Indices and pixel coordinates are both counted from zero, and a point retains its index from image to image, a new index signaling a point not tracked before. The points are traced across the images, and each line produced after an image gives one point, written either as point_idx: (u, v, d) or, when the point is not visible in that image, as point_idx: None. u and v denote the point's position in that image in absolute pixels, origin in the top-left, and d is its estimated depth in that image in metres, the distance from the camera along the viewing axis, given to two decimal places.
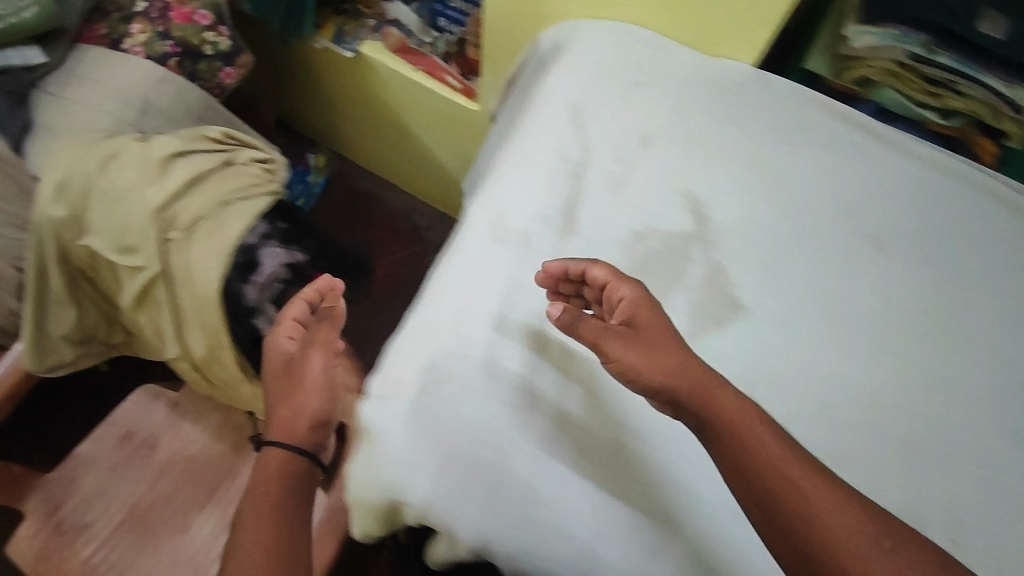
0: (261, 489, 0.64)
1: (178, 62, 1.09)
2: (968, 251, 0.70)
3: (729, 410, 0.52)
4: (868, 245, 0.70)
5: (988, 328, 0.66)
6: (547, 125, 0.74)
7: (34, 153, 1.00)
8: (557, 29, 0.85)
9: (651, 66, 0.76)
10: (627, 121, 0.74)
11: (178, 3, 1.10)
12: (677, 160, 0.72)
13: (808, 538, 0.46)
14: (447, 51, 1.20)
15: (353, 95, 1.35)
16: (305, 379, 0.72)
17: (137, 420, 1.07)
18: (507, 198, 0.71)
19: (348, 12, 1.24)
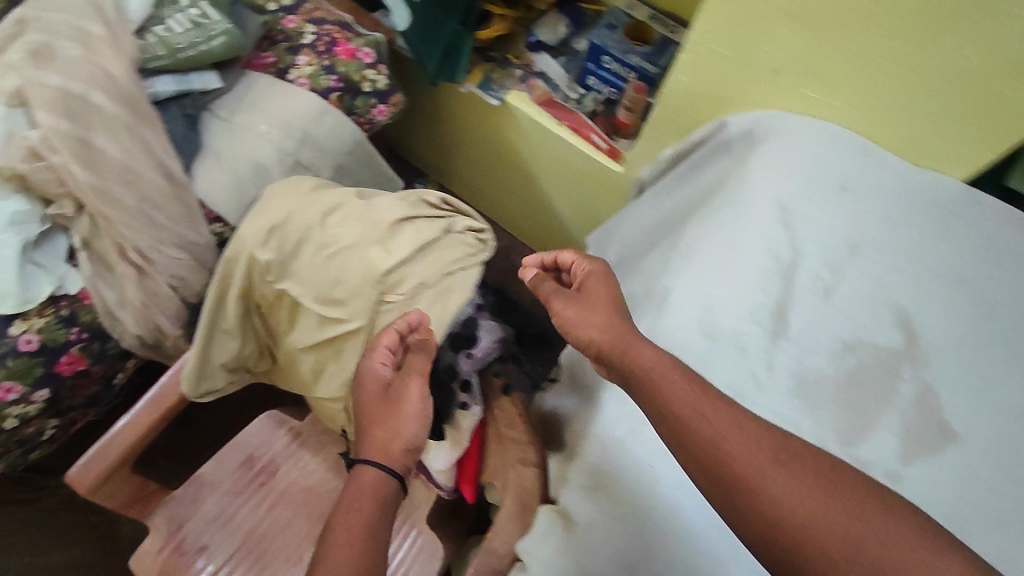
0: (353, 512, 0.58)
1: (339, 97, 1.11)
2: (932, 252, 0.73)
3: (644, 362, 0.58)
4: (826, 249, 0.73)
5: (945, 324, 0.70)
6: (755, 221, 0.74)
7: (200, 175, 1.01)
8: (751, 116, 0.85)
9: (859, 172, 0.76)
10: (834, 227, 0.74)
11: (345, 39, 1.12)
12: (884, 272, 0.72)
13: (734, 480, 0.50)
14: (594, 109, 1.23)
15: (482, 138, 1.36)
16: (401, 406, 0.64)
17: (261, 446, 1.08)
18: (715, 291, 0.71)
19: (497, 59, 1.27)
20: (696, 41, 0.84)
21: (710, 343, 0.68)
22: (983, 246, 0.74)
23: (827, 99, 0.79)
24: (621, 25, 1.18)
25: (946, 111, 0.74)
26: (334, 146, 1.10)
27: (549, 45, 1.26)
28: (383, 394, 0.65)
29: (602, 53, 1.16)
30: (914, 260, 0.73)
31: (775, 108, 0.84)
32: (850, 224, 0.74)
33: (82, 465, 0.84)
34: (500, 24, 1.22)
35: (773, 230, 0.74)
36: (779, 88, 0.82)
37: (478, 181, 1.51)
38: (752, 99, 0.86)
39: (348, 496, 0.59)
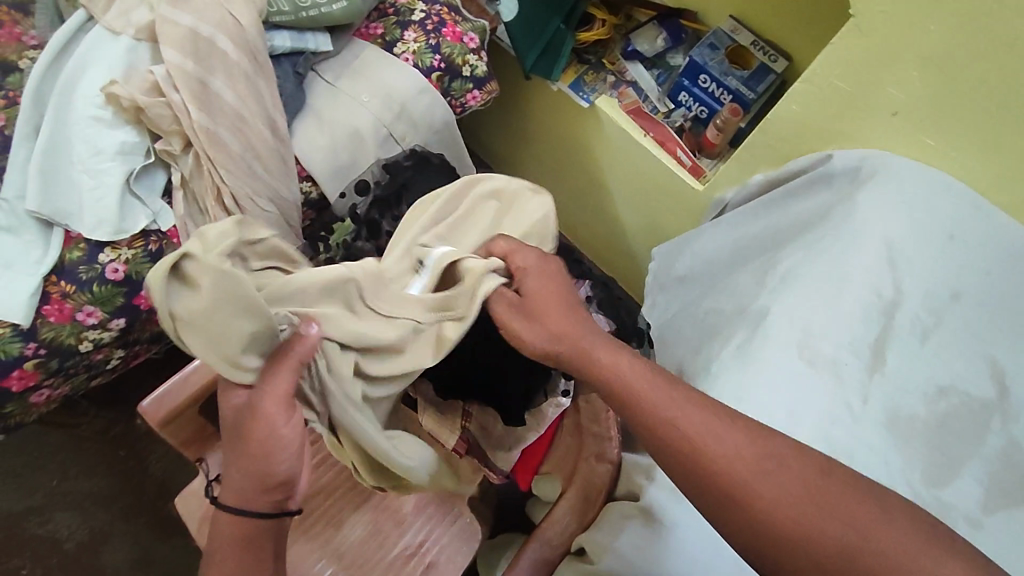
0: (227, 558, 0.59)
1: (439, 77, 1.12)
2: (961, 266, 0.75)
3: (611, 364, 0.58)
4: (877, 245, 0.76)
5: (967, 332, 0.72)
6: (861, 258, 0.75)
7: (299, 133, 1.02)
8: (862, 154, 0.86)
9: (971, 223, 0.77)
10: (939, 274, 0.74)
11: (453, 21, 1.14)
12: (983, 324, 0.72)
13: (698, 470, 0.52)
14: (681, 125, 1.24)
15: (559, 137, 1.38)
16: (263, 450, 0.55)
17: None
18: (816, 319, 0.73)
19: (591, 62, 1.30)
20: (816, 76, 0.86)
21: (809, 369, 0.70)
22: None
23: (944, 149, 0.81)
24: (722, 47, 1.22)
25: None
26: (427, 124, 1.11)
27: (644, 56, 1.30)
28: (238, 430, 0.56)
29: (701, 71, 1.20)
30: (1016, 318, 0.73)
31: (885, 150, 0.86)
32: (955, 272, 0.75)
33: (155, 398, 0.82)
34: (601, 29, 1.28)
35: (880, 269, 0.75)
36: (897, 130, 0.84)
37: (549, 181, 1.51)
38: (863, 138, 0.87)
39: (219, 535, 0.59)
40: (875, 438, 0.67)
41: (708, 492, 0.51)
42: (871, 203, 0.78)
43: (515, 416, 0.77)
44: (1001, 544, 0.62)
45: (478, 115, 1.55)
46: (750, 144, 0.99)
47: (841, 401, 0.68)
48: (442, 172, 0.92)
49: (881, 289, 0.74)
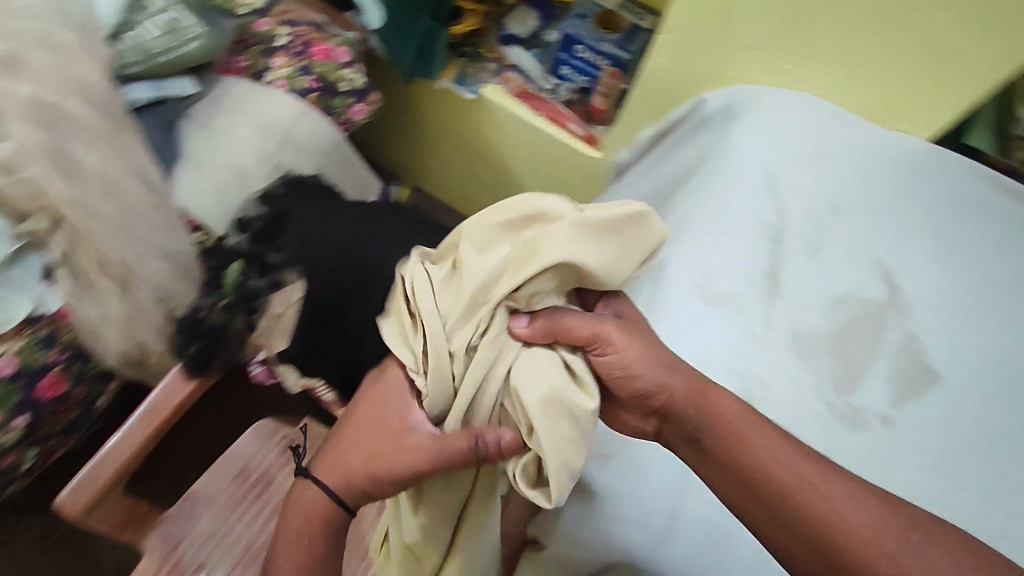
0: (288, 535, 0.59)
1: (317, 97, 1.11)
2: (835, 179, 0.78)
3: (726, 414, 0.54)
4: (758, 174, 0.78)
5: (851, 238, 0.75)
6: (743, 189, 0.78)
7: (180, 181, 0.99)
8: (728, 92, 0.89)
9: (833, 137, 0.81)
10: (817, 191, 0.77)
11: (319, 39, 1.14)
12: (866, 229, 0.75)
13: (780, 512, 0.51)
14: (568, 98, 1.26)
15: (456, 134, 1.38)
16: (391, 466, 0.55)
17: (249, 463, 0.94)
18: (710, 258, 0.74)
19: (470, 54, 1.31)
20: (673, 24, 0.89)
21: (710, 307, 0.71)
22: (952, 197, 0.78)
23: (800, 71, 0.84)
24: (591, 15, 1.23)
25: (921, 66, 0.78)
26: (313, 147, 1.09)
27: (520, 38, 1.31)
28: (395, 435, 0.56)
29: (575, 42, 1.21)
30: (893, 217, 0.76)
31: (749, 83, 0.89)
32: (831, 188, 0.78)
33: (72, 488, 0.72)
34: (470, 20, 1.27)
35: (761, 197, 0.77)
36: (755, 63, 0.87)
37: (458, 176, 1.50)
38: (732, 75, 0.90)
39: (296, 504, 0.60)
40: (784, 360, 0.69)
41: (782, 530, 0.51)
42: (747, 138, 0.81)
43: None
44: (914, 435, 0.65)
45: (375, 124, 1.53)
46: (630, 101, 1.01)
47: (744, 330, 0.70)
48: (320, 192, 0.95)
49: (765, 215, 0.76)
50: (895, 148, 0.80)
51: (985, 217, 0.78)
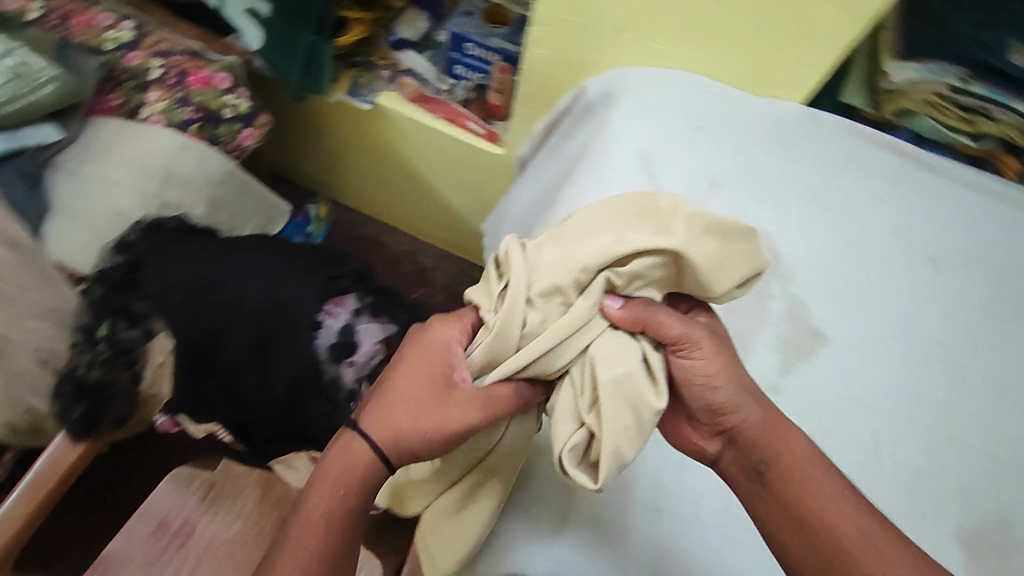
0: (318, 493, 0.56)
1: (200, 127, 1.06)
2: (712, 154, 0.77)
3: (793, 455, 0.54)
4: (636, 159, 0.76)
5: (732, 211, 0.74)
6: (621, 174, 0.75)
7: (54, 235, 0.94)
8: (605, 78, 0.88)
9: (706, 112, 0.81)
10: (695, 167, 0.76)
11: (195, 67, 1.08)
12: (747, 200, 0.75)
13: (818, 549, 0.52)
14: (466, 97, 1.24)
15: (363, 146, 1.35)
16: (441, 420, 0.55)
17: (167, 514, 0.89)
18: None
19: (362, 64, 1.27)
20: (544, 15, 0.87)
21: None
22: (828, 156, 0.79)
23: (670, 48, 0.83)
24: (478, 11, 1.22)
25: (780, 32, 0.77)
26: (201, 179, 1.05)
27: (412, 41, 1.28)
28: (444, 390, 0.56)
29: (463, 40, 1.18)
30: (772, 186, 0.76)
31: (623, 64, 0.88)
32: (710, 160, 0.77)
33: None
34: (356, 29, 1.21)
35: (640, 178, 0.74)
36: (624, 45, 0.86)
37: (371, 185, 1.46)
38: (608, 57, 0.88)
39: (329, 462, 0.57)
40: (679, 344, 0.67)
41: (813, 564, 0.52)
42: (623, 121, 0.80)
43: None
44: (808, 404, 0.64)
45: (276, 139, 1.47)
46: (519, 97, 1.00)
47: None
48: (176, 234, 0.85)
49: (644, 197, 0.74)
50: (768, 113, 0.81)
51: (861, 172, 0.78)
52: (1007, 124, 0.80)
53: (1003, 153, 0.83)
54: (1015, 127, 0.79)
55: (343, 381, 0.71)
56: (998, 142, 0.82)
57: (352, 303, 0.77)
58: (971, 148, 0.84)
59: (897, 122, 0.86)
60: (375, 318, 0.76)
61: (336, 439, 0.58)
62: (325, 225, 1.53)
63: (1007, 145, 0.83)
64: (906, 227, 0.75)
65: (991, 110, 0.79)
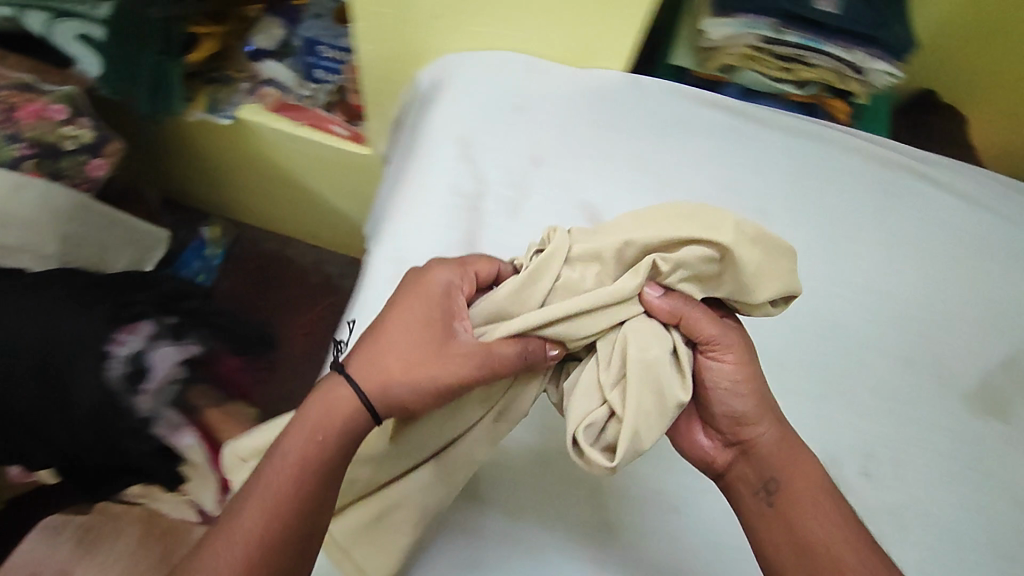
0: (299, 437, 0.50)
1: (36, 164, 1.01)
2: (532, 133, 0.77)
3: (805, 474, 0.56)
4: (454, 145, 0.75)
5: (552, 189, 0.74)
6: (437, 164, 0.74)
7: None
8: (433, 69, 0.86)
9: (524, 91, 0.80)
10: (516, 148, 0.76)
11: (25, 100, 1.02)
12: (568, 173, 0.75)
13: (810, 560, 0.52)
14: (328, 101, 1.22)
15: (240, 163, 1.32)
16: (436, 367, 0.51)
17: (38, 566, 0.85)
18: (406, 245, 0.69)
19: (219, 79, 1.23)
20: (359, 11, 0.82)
21: None
22: (655, 121, 0.79)
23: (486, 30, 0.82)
24: (328, 13, 1.18)
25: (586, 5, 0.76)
26: (45, 216, 0.99)
27: (269, 50, 1.21)
28: (442, 337, 0.52)
29: (315, 44, 1.15)
30: (589, 159, 0.76)
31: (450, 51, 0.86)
32: (532, 142, 0.76)
33: None
34: (209, 44, 1.17)
35: (456, 167, 0.74)
36: (445, 30, 0.83)
37: (252, 199, 1.42)
38: (434, 44, 0.85)
39: (311, 407, 0.51)
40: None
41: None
42: (442, 108, 0.78)
43: (167, 477, 0.91)
44: None
45: (151, 159, 1.40)
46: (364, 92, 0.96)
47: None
48: None
49: (460, 186, 0.73)
50: (588, 83, 0.81)
51: (693, 135, 0.79)
52: (824, 69, 0.86)
53: (828, 98, 0.90)
54: (831, 70, 0.86)
55: (139, 409, 0.86)
56: (822, 86, 0.89)
57: (147, 328, 0.91)
58: (799, 95, 0.90)
59: (727, 78, 0.91)
60: (174, 342, 0.93)
61: (319, 385, 0.53)
62: (223, 246, 1.48)
63: (832, 88, 0.90)
64: (730, 182, 0.76)
65: (807, 57, 0.85)
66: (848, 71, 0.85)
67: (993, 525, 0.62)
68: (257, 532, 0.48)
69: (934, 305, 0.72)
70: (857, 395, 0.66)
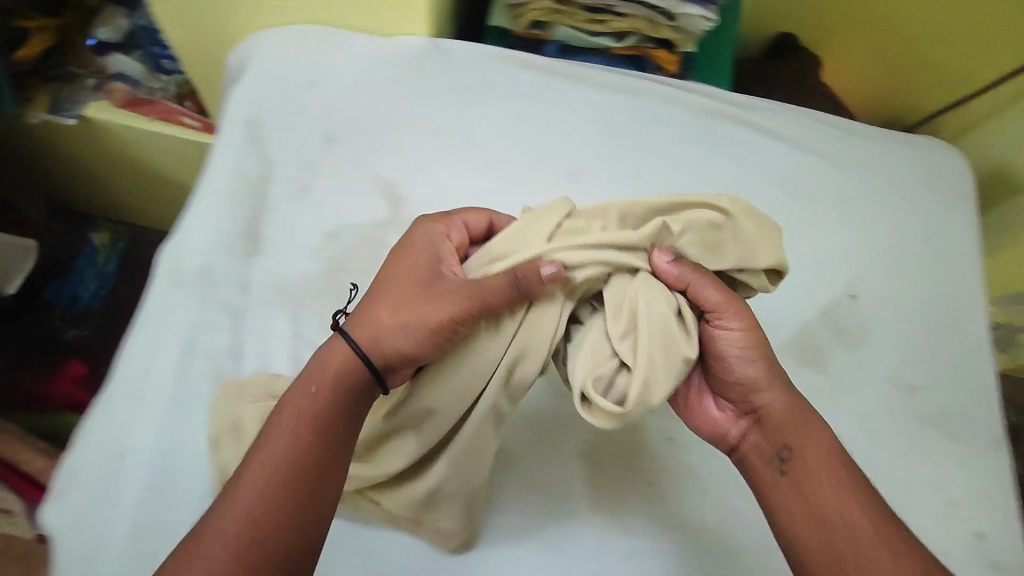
0: (309, 391, 0.51)
1: None
2: (282, 131, 0.77)
3: (813, 444, 0.56)
4: (236, 129, 0.77)
5: (388, 159, 0.76)
6: (223, 150, 0.76)
7: None
8: (242, 47, 0.82)
9: (315, 63, 0.79)
10: (306, 125, 0.77)
11: None
12: (361, 151, 0.76)
13: (820, 523, 0.53)
14: (180, 92, 1.12)
15: (107, 162, 1.17)
16: (427, 310, 0.51)
17: None
18: (190, 237, 0.73)
19: (61, 75, 1.08)
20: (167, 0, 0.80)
21: (177, 290, 0.71)
22: (461, 86, 0.79)
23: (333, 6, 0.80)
24: None
25: None
26: None
27: (113, 41, 1.08)
28: (428, 285, 0.53)
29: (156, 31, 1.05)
30: (383, 132, 0.77)
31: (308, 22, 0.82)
32: (322, 117, 0.77)
33: None
34: (39, 38, 1.03)
35: (243, 150, 0.76)
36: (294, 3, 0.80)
37: (117, 199, 1.27)
38: (263, 22, 0.83)
39: (322, 357, 0.52)
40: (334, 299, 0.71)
41: (817, 546, 0.52)
42: (251, 90, 0.78)
43: None
44: None
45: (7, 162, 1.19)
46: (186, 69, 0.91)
47: (235, 289, 0.71)
48: None
49: (248, 173, 0.75)
50: (394, 47, 0.81)
51: (499, 99, 0.79)
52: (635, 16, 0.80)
53: (651, 49, 0.84)
54: (642, 17, 0.80)
55: None
56: (643, 37, 0.83)
57: None
58: (621, 48, 0.84)
59: (543, 34, 0.84)
60: None
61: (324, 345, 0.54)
62: (117, 250, 1.26)
63: (653, 38, 0.83)
64: (541, 144, 0.78)
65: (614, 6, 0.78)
66: (659, 19, 0.79)
67: (893, 392, 0.73)
68: (272, 483, 0.47)
69: (785, 209, 0.77)
70: (793, 311, 0.74)
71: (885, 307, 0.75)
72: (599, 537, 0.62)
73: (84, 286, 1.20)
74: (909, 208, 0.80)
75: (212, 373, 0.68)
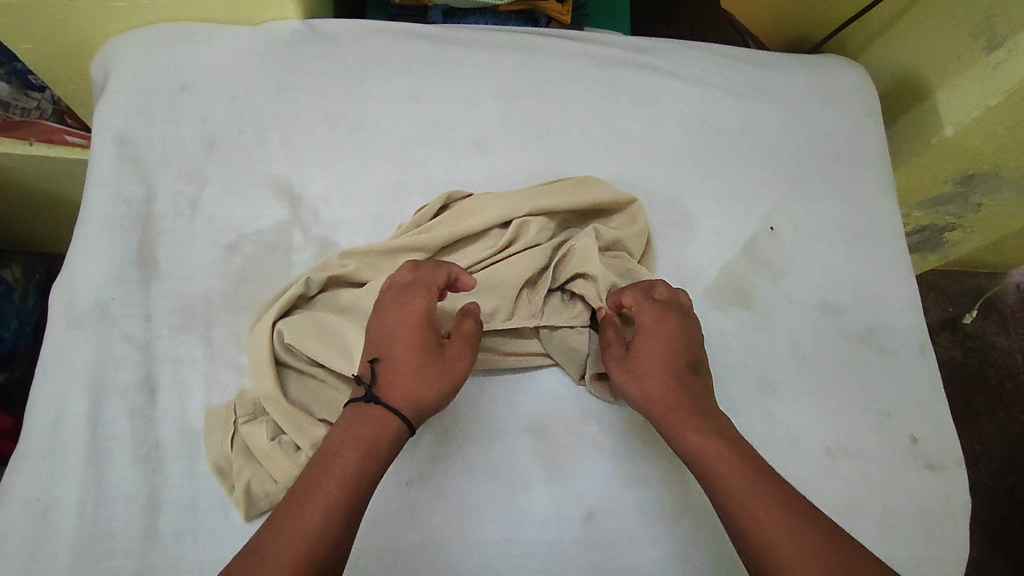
0: (350, 451, 0.49)
1: None
2: (164, 139, 0.71)
3: (703, 445, 0.53)
4: (112, 144, 0.70)
5: (287, 155, 0.72)
6: (98, 168, 0.70)
7: None
8: (102, 55, 0.75)
9: (191, 62, 0.74)
10: (188, 130, 0.72)
11: None
12: (254, 150, 0.72)
13: (730, 518, 0.50)
14: (56, 108, 0.99)
15: None
16: (442, 375, 0.54)
17: None
18: (80, 268, 0.66)
19: None
20: None
21: (76, 328, 0.63)
22: (345, 68, 0.76)
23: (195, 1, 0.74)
24: None
25: None
26: None
27: None
28: (434, 349, 0.54)
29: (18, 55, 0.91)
30: (273, 125, 0.73)
31: (171, 19, 0.76)
32: (201, 120, 0.72)
33: None
34: None
35: (119, 166, 0.70)
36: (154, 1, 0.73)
37: None
38: (124, 26, 0.76)
39: (353, 425, 0.51)
40: (247, 312, 0.67)
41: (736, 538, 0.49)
42: (122, 99, 0.72)
43: None
44: None
45: None
46: (46, 77, 0.82)
47: (138, 321, 0.65)
48: None
49: (133, 188, 0.69)
50: (269, 32, 0.77)
51: (392, 73, 0.77)
52: None
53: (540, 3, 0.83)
54: None
55: None
56: None
57: None
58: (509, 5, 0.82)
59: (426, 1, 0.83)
60: None
61: (356, 414, 0.52)
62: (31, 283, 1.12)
63: None
64: (437, 117, 0.75)
65: None
66: None
67: (825, 317, 0.73)
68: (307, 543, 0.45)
69: (694, 149, 0.77)
70: (720, 247, 0.74)
71: (806, 234, 0.76)
72: (555, 504, 0.61)
73: (7, 327, 1.05)
74: (817, 131, 0.81)
75: (127, 413, 0.61)
